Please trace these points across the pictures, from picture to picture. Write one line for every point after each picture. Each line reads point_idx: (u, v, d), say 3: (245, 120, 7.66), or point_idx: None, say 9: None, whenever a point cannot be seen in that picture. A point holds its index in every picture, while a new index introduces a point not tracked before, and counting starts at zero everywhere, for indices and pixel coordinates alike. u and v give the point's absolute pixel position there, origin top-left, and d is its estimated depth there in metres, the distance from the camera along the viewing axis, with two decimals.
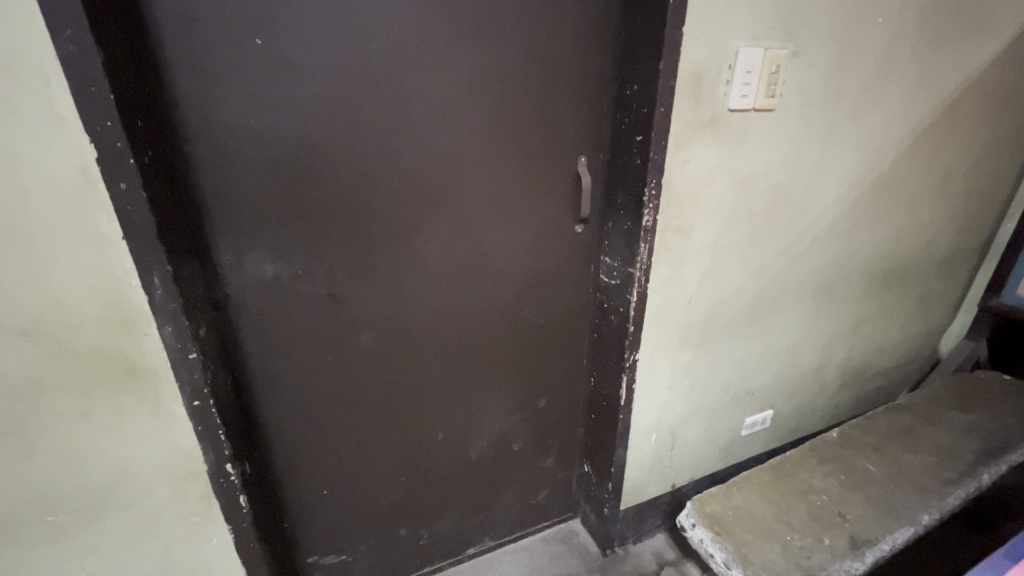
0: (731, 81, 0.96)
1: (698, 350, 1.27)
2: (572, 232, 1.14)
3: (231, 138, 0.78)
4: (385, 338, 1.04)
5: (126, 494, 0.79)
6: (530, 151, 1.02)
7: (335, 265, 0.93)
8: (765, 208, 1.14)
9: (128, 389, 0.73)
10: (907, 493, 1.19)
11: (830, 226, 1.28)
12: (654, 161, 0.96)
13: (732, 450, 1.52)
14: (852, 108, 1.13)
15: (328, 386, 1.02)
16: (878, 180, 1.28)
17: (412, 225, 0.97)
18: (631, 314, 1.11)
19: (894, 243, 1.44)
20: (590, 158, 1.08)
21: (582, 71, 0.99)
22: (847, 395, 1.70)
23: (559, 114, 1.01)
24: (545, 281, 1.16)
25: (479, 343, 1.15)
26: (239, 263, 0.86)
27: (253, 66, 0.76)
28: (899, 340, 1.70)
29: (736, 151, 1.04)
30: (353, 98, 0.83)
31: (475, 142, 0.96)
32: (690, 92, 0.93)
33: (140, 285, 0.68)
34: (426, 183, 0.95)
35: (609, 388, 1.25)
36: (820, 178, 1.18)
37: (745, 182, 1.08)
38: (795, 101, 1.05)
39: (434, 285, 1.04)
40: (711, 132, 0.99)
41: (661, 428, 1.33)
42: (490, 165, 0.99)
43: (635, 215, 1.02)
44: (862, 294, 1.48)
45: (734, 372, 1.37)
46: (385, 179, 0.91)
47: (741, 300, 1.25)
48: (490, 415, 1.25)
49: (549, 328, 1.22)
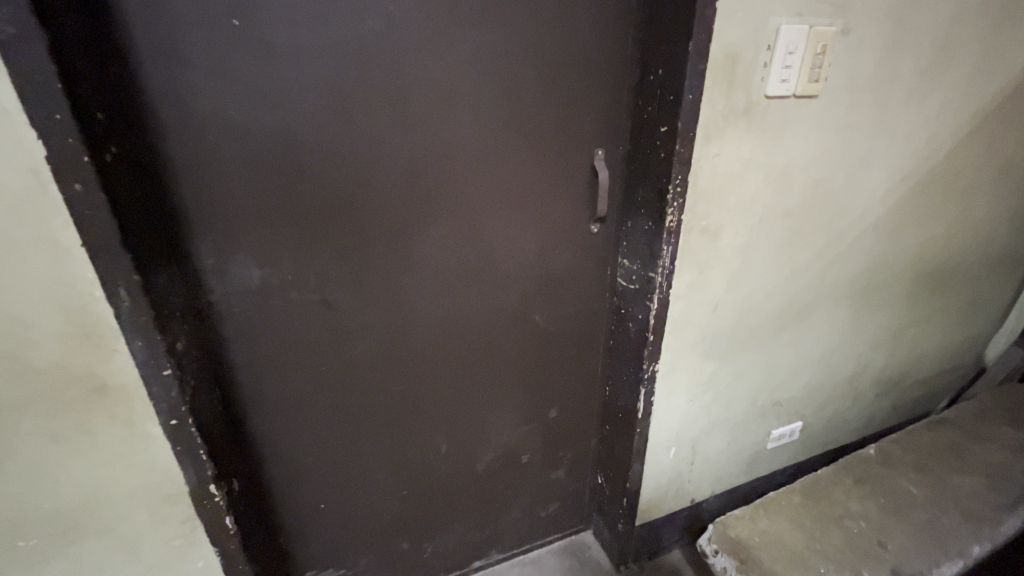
0: (770, 63, 0.85)
1: (723, 360, 1.17)
2: (586, 232, 1.05)
3: (207, 131, 0.71)
4: (383, 346, 0.97)
5: (103, 516, 0.73)
6: (540, 144, 0.92)
7: (329, 268, 0.86)
8: (801, 206, 1.03)
9: (96, 408, 0.67)
10: (954, 520, 1.09)
11: (874, 226, 1.16)
12: (680, 155, 0.86)
13: (757, 464, 1.42)
14: (904, 94, 1.01)
15: (325, 397, 0.96)
16: (929, 174, 1.16)
17: (411, 225, 0.89)
18: (651, 323, 1.02)
19: (942, 243, 1.31)
20: (608, 152, 0.98)
21: (599, 55, 0.89)
22: (884, 405, 1.58)
23: (572, 104, 0.91)
24: (557, 285, 1.07)
25: (486, 352, 1.08)
26: (222, 268, 0.79)
27: (230, 52, 0.68)
28: (942, 348, 1.57)
29: (772, 143, 0.93)
30: (342, 86, 0.75)
31: (479, 135, 0.87)
32: (723, 77, 0.83)
33: (105, 297, 0.61)
34: (426, 180, 0.87)
35: (625, 399, 1.16)
36: (866, 173, 1.06)
37: (781, 177, 0.97)
38: (841, 85, 0.93)
39: (436, 291, 0.97)
40: (745, 122, 0.88)
41: (681, 441, 1.24)
42: (497, 161, 0.91)
43: (658, 215, 0.93)
44: (905, 299, 1.36)
45: (761, 382, 1.27)
46: (381, 177, 0.83)
47: (771, 306, 1.15)
48: (497, 426, 1.18)
49: (560, 335, 1.14)
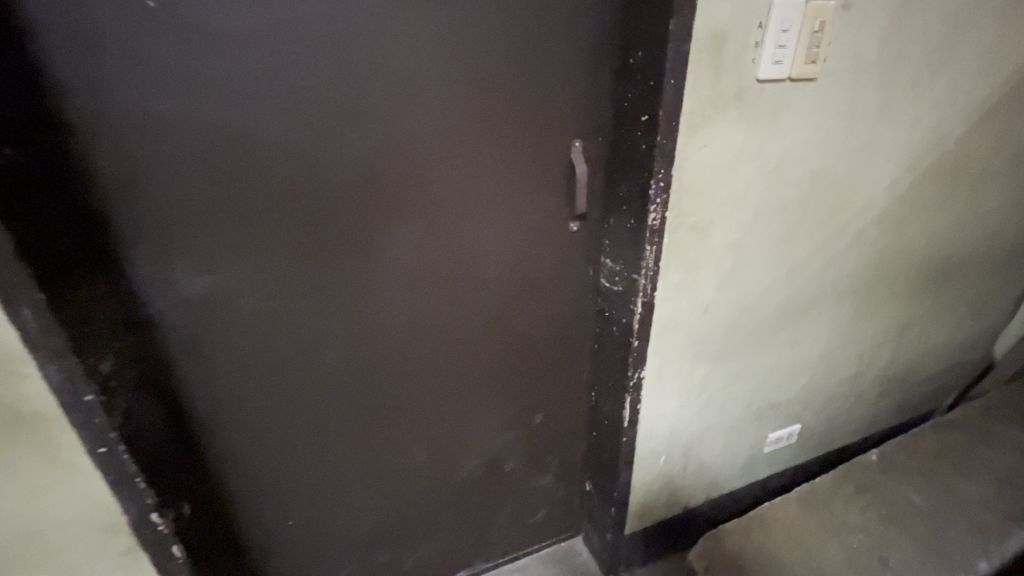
0: (762, 43, 0.76)
1: (715, 363, 1.10)
2: (566, 230, 0.97)
3: (131, 128, 0.64)
4: (348, 356, 0.90)
5: (34, 551, 0.68)
6: (510, 135, 0.85)
7: (282, 274, 0.79)
8: (799, 199, 0.95)
9: (13, 438, 0.61)
10: (961, 533, 1.02)
11: (877, 218, 1.08)
12: (663, 147, 0.78)
13: (753, 468, 1.36)
14: (912, 75, 0.92)
15: (286, 412, 0.89)
16: (937, 162, 1.07)
17: (371, 226, 0.82)
18: (636, 328, 0.95)
19: (951, 235, 1.23)
20: (587, 144, 0.90)
21: (572, 35, 0.81)
22: (888, 403, 1.51)
23: (545, 92, 0.83)
24: (537, 286, 1.00)
25: (461, 358, 1.01)
26: (161, 278, 0.72)
27: (152, 40, 0.61)
28: (948, 343, 1.49)
29: (767, 131, 0.85)
30: (281, 75, 0.68)
31: (443, 126, 0.80)
32: (710, 59, 0.75)
33: (7, 318, 0.55)
34: (386, 176, 0.79)
35: (612, 405, 1.10)
36: (869, 162, 0.98)
37: (776, 169, 0.89)
38: (843, 67, 0.84)
39: (404, 296, 0.90)
40: (736, 109, 0.80)
41: (671, 448, 1.18)
42: (465, 154, 0.83)
43: (640, 212, 0.85)
44: (910, 294, 1.29)
45: (757, 384, 1.20)
46: (335, 174, 0.76)
47: (767, 306, 1.07)
48: (476, 435, 1.11)
49: (541, 339, 1.07)
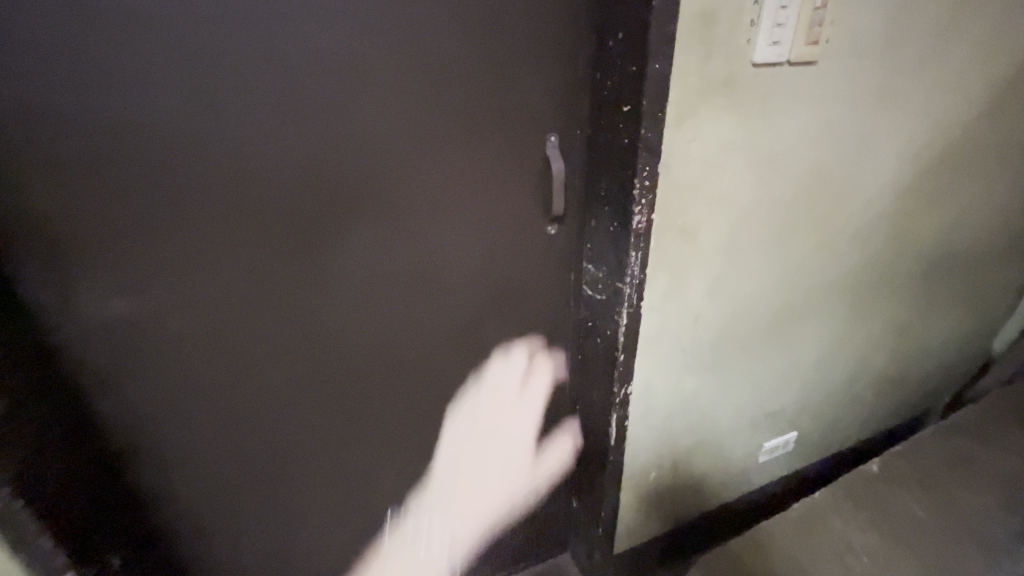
0: (757, 21, 0.67)
1: (707, 374, 1.02)
2: (542, 234, 0.88)
3: (15, 129, 0.55)
4: (298, 379, 0.80)
5: None
6: (473, 129, 0.76)
7: (216, 287, 0.70)
8: (797, 196, 0.87)
9: None
10: (969, 553, 0.95)
11: (878, 215, 1.00)
12: (647, 141, 0.69)
13: (747, 478, 1.29)
14: (918, 58, 0.84)
15: (230, 443, 0.80)
16: (941, 153, 0.99)
17: (318, 233, 0.73)
18: (621, 340, 0.86)
19: (952, 230, 1.16)
20: (563, 138, 0.81)
21: (538, 17, 0.72)
22: (885, 405, 1.44)
23: (512, 80, 0.75)
24: (512, 295, 0.91)
25: (429, 378, 0.91)
26: (70, 297, 0.63)
27: (34, 29, 0.53)
28: (947, 342, 1.43)
29: (763, 121, 0.75)
30: (196, 63, 0.60)
31: (395, 117, 0.71)
32: (699, 39, 0.65)
33: None
34: (332, 176, 0.70)
35: (597, 424, 1.01)
36: (871, 153, 0.90)
37: (773, 163, 0.80)
38: (845, 49, 0.76)
39: (360, 310, 0.80)
40: (729, 97, 0.71)
41: (660, 463, 1.10)
42: (422, 149, 0.74)
43: (623, 214, 0.76)
44: (910, 292, 1.22)
45: (750, 393, 1.12)
46: (271, 172, 0.67)
47: (761, 311, 0.99)
48: (451, 460, 1.01)
49: (519, 352, 0.98)
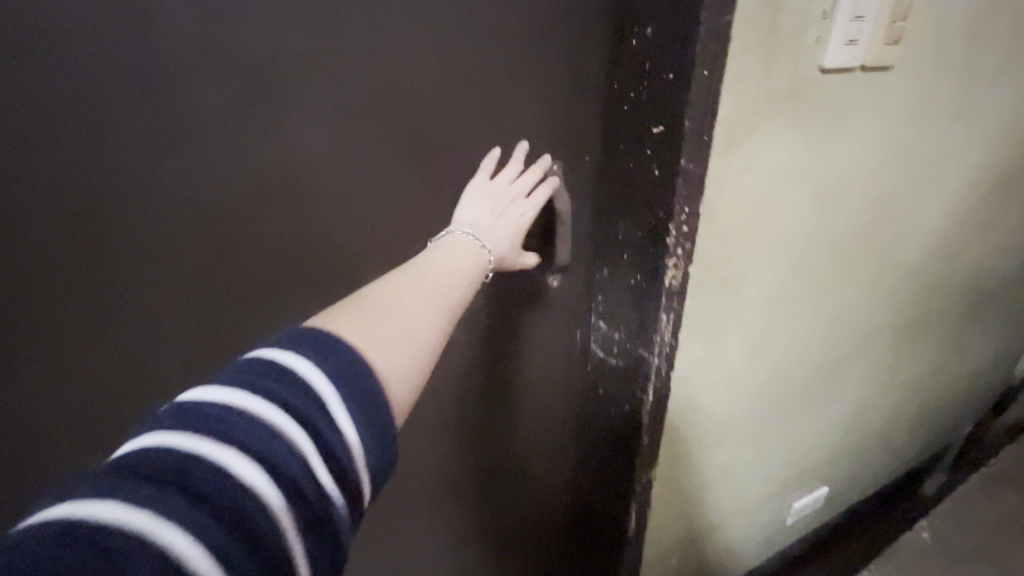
0: (830, 12, 0.50)
1: (739, 442, 0.85)
2: (541, 288, 0.69)
3: None
4: None
5: None
6: (448, 159, 0.56)
7: (72, 397, 0.47)
8: (853, 233, 0.70)
9: None
10: None
11: (931, 248, 0.85)
12: (686, 174, 0.51)
13: (773, 543, 1.12)
14: (994, 64, 0.69)
15: None
16: (998, 176, 0.85)
17: (234, 313, 0.51)
18: (644, 420, 0.67)
19: (995, 258, 1.03)
20: (570, 167, 0.62)
21: (535, 6, 0.53)
22: (911, 446, 1.31)
23: (501, 94, 0.56)
24: (503, 363, 0.71)
25: (399, 476, 0.70)
26: None
27: None
28: (975, 374, 1.31)
29: (826, 145, 0.59)
30: (14, 82, 0.38)
31: (342, 145, 0.50)
32: (760, 36, 0.48)
33: None
34: (253, 235, 0.49)
35: (609, 523, 0.78)
36: (934, 179, 0.75)
37: (831, 196, 0.64)
38: (923, 52, 0.60)
39: None
40: (789, 114, 0.54)
41: (682, 547, 0.92)
42: (380, 188, 0.54)
43: (650, 268, 0.58)
44: (950, 327, 1.08)
45: (783, 456, 0.95)
46: (154, 230, 0.45)
47: (802, 367, 0.83)
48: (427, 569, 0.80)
49: (513, 433, 0.77)
